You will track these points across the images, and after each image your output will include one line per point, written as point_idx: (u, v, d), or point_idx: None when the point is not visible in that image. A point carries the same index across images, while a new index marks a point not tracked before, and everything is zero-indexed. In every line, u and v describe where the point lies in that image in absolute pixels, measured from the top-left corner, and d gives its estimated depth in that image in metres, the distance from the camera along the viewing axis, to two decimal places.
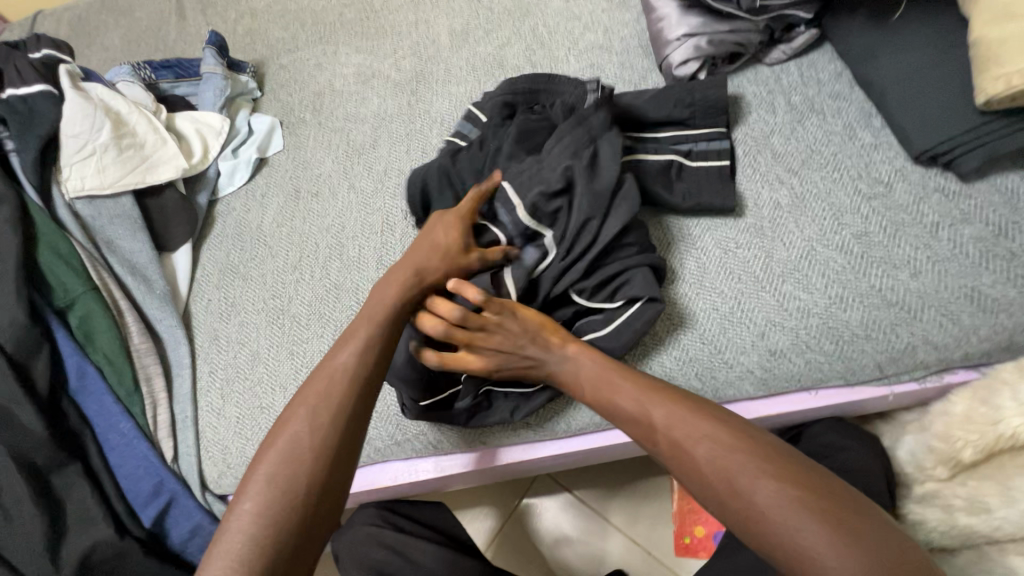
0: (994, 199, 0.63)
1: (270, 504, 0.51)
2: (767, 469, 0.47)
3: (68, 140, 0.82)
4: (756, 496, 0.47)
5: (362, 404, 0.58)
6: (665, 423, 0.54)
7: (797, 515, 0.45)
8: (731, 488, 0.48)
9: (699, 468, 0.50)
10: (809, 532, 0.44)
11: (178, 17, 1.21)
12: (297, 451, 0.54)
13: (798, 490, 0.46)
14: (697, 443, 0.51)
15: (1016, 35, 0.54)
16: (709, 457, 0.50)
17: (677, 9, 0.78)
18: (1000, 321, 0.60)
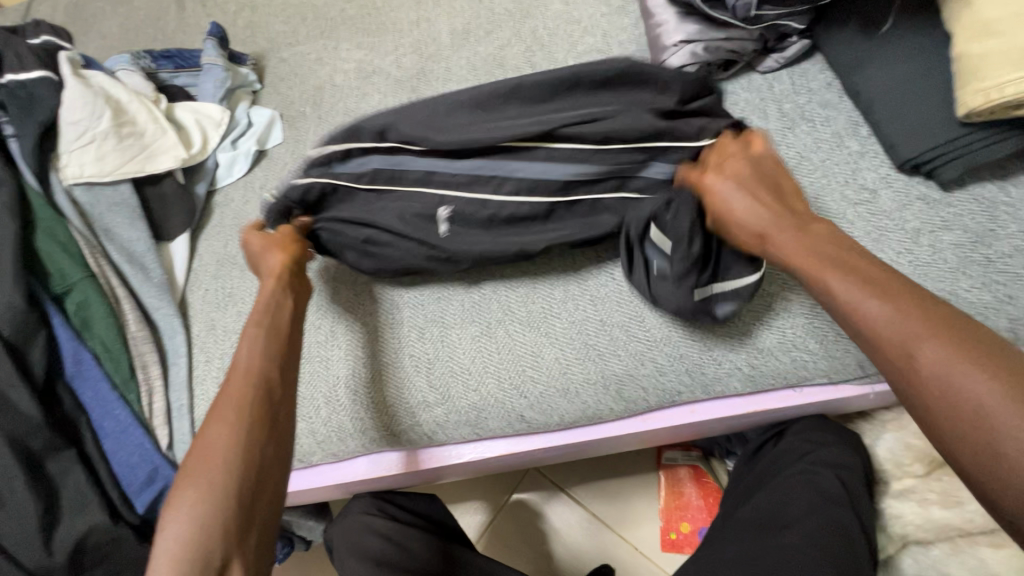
0: (973, 208, 0.66)
1: (189, 509, 0.46)
2: (937, 329, 0.42)
3: (68, 127, 0.82)
4: (1008, 444, 0.37)
5: (262, 393, 0.53)
6: (920, 351, 0.42)
7: (977, 378, 0.39)
8: (979, 428, 0.38)
9: (869, 327, 0.45)
10: (989, 397, 0.38)
11: (177, 8, 1.21)
12: (206, 463, 0.48)
13: (974, 355, 0.40)
14: (869, 302, 0.45)
15: (996, 51, 0.57)
16: (881, 320, 0.44)
17: (675, 16, 0.80)
18: (976, 324, 0.63)
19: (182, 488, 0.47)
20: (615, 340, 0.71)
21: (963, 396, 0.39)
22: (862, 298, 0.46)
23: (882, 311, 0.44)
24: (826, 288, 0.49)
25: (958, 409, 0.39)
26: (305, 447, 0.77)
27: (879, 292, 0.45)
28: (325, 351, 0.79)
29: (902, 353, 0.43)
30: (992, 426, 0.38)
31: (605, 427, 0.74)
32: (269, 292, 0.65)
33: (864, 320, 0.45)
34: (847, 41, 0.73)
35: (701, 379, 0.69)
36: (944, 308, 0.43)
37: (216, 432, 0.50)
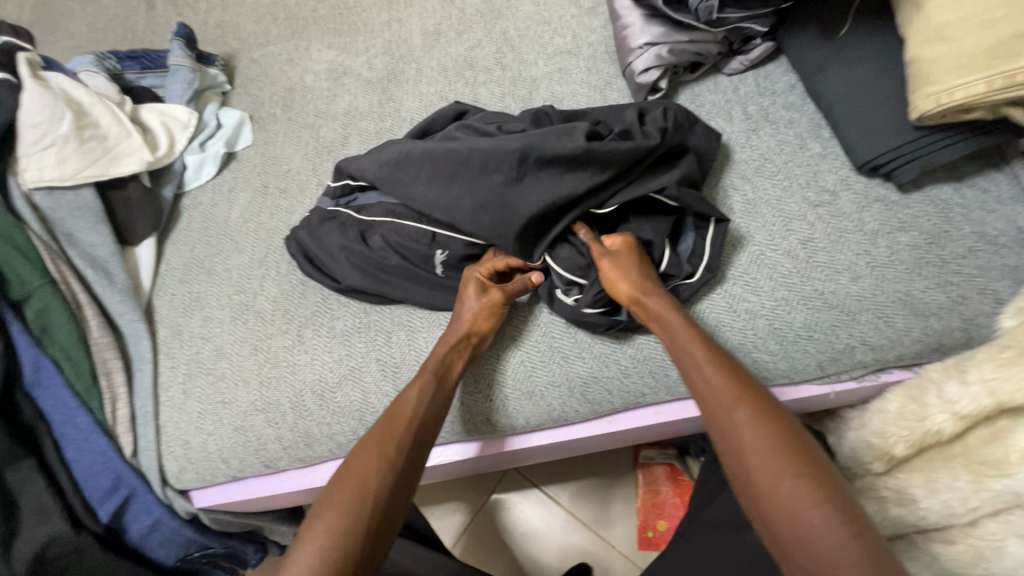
0: (929, 209, 0.67)
1: (329, 530, 0.55)
2: (786, 449, 0.52)
3: (26, 130, 0.80)
4: (781, 492, 0.50)
5: (418, 438, 0.63)
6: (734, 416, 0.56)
7: (790, 484, 0.50)
8: (756, 478, 0.52)
9: (738, 446, 0.54)
10: (822, 524, 0.47)
11: (146, 7, 1.19)
12: (360, 489, 0.58)
13: (814, 477, 0.50)
14: (740, 411, 0.56)
15: (947, 56, 0.57)
16: (745, 432, 0.54)
17: (640, 17, 0.80)
18: (931, 324, 0.64)
19: (328, 513, 0.57)
20: (580, 341, 0.71)
21: (802, 517, 0.48)
22: (735, 405, 0.56)
23: (750, 428, 0.54)
24: (708, 385, 0.59)
25: (792, 521, 0.49)
26: (272, 453, 0.77)
27: (745, 403, 0.56)
28: (292, 357, 0.78)
29: (760, 473, 0.52)
30: (812, 541, 0.47)
31: (571, 429, 0.74)
32: (437, 357, 0.67)
33: (734, 433, 0.55)
34: (808, 44, 0.74)
35: (665, 381, 0.70)
36: (794, 429, 0.54)
37: (362, 464, 0.60)
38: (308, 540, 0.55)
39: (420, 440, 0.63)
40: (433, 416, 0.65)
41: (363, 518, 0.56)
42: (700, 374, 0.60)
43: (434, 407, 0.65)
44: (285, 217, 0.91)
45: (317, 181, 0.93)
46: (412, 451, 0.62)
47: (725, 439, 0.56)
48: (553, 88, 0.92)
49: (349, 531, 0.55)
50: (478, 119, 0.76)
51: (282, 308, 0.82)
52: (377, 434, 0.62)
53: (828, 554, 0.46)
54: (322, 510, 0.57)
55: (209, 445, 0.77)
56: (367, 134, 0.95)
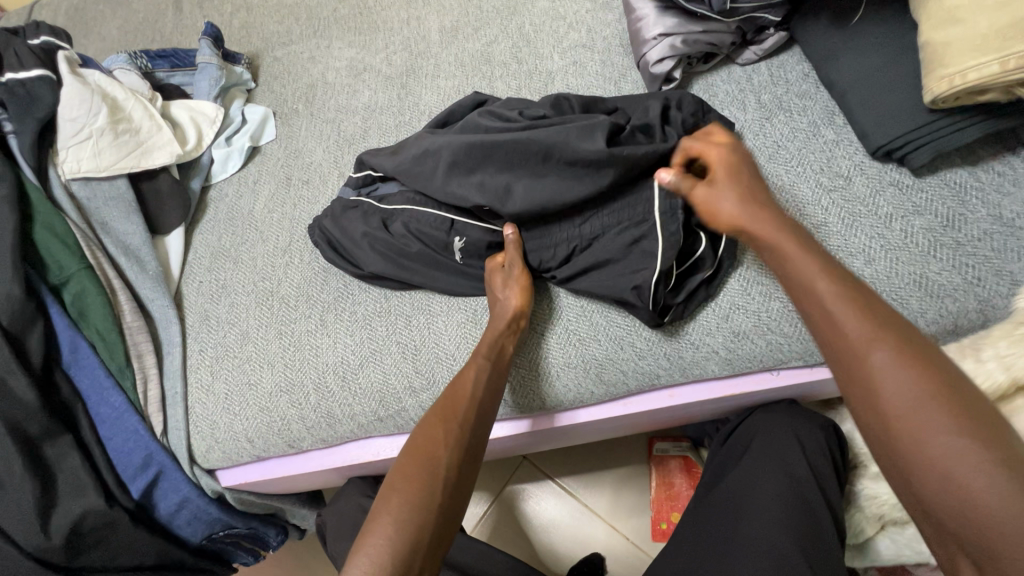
0: (943, 193, 0.68)
1: (410, 506, 0.54)
2: (946, 395, 0.40)
3: (66, 123, 0.84)
4: (932, 441, 0.39)
5: (476, 420, 0.63)
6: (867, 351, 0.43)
7: (941, 424, 0.39)
8: (909, 427, 0.40)
9: (884, 395, 0.42)
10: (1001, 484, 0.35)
11: (175, 10, 1.23)
12: (431, 464, 0.58)
13: (978, 427, 0.38)
14: (881, 350, 0.43)
15: (959, 38, 0.58)
16: (890, 378, 0.42)
17: (654, 10, 0.82)
18: (946, 305, 0.64)
19: (403, 485, 0.56)
20: (595, 324, 0.73)
21: (961, 462, 0.37)
22: (871, 344, 0.43)
23: (891, 367, 0.42)
24: (834, 331, 0.46)
25: (959, 488, 0.37)
26: (294, 433, 0.79)
27: (887, 342, 0.43)
28: (315, 340, 0.81)
29: (909, 423, 0.40)
30: (982, 505, 0.36)
31: (587, 411, 0.76)
32: (488, 343, 0.68)
33: (868, 380, 0.43)
34: (820, 32, 0.75)
35: (679, 363, 0.70)
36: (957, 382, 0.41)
37: (429, 440, 0.60)
38: (389, 516, 0.54)
39: (482, 418, 0.64)
40: (491, 397, 0.66)
41: (436, 492, 0.56)
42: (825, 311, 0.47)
43: (492, 388, 0.66)
44: (307, 207, 0.93)
45: (338, 173, 0.95)
46: (474, 428, 0.62)
47: (853, 388, 0.44)
48: (567, 80, 0.94)
49: (426, 502, 0.55)
50: (504, 106, 0.78)
51: (304, 293, 0.85)
52: (440, 415, 0.62)
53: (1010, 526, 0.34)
54: (390, 490, 0.56)
55: (236, 425, 0.80)
56: (386, 127, 0.98)
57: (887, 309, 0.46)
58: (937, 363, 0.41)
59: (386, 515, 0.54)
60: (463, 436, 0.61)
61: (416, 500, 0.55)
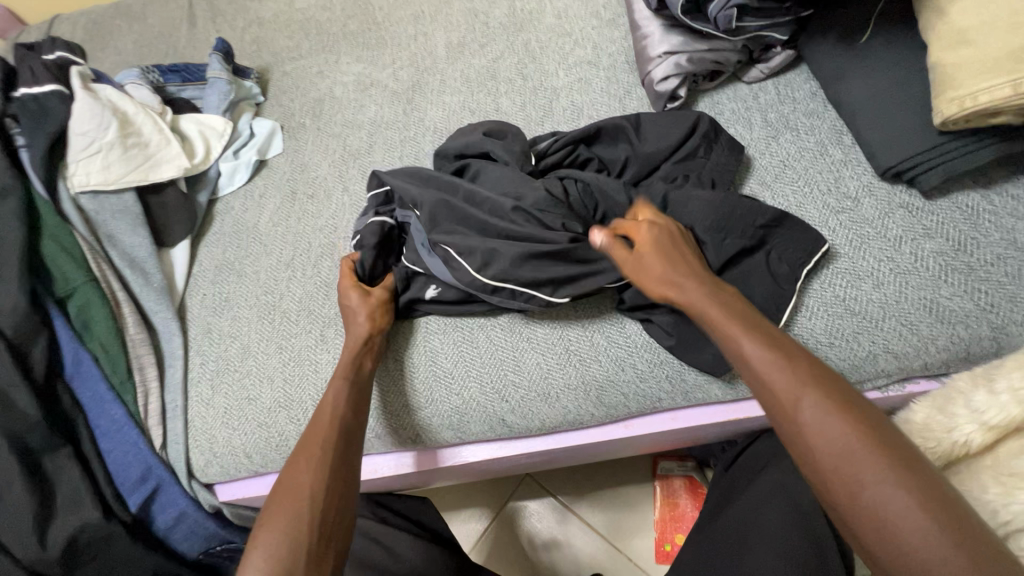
0: (955, 216, 0.66)
1: (284, 532, 0.55)
2: (878, 451, 0.44)
3: (76, 137, 0.85)
4: (877, 500, 0.43)
5: (343, 440, 0.63)
6: (813, 414, 0.47)
7: (883, 483, 0.43)
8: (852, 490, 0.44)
9: (814, 446, 0.46)
10: (932, 538, 0.40)
11: (189, 24, 1.26)
12: (300, 488, 0.58)
13: (914, 484, 0.42)
14: (811, 407, 0.47)
15: (971, 59, 0.57)
16: (822, 432, 0.46)
17: (660, 27, 0.82)
18: (957, 332, 0.63)
19: (275, 514, 0.56)
20: (596, 344, 0.71)
21: (895, 513, 0.42)
22: (805, 399, 0.48)
23: (830, 428, 0.46)
24: (769, 380, 0.50)
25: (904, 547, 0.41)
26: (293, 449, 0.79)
27: (818, 392, 0.48)
28: (315, 355, 0.81)
29: (845, 478, 0.44)
30: (914, 555, 0.41)
31: (584, 432, 0.75)
32: (346, 362, 0.70)
33: (808, 435, 0.47)
34: (827, 51, 0.74)
35: (681, 386, 0.69)
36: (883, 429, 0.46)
37: (303, 463, 0.60)
38: (265, 544, 0.54)
39: (349, 440, 0.64)
40: (355, 415, 0.66)
41: (306, 514, 0.56)
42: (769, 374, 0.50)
43: (354, 406, 0.67)
44: (311, 221, 0.94)
45: (343, 187, 0.96)
46: (344, 449, 0.63)
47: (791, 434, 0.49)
48: (572, 97, 0.93)
49: (295, 527, 0.55)
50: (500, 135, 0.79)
51: (307, 308, 0.85)
52: (310, 437, 0.63)
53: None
54: (267, 520, 0.56)
55: (234, 440, 0.80)
56: (391, 142, 0.98)
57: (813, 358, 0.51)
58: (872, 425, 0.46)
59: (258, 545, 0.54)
60: (337, 458, 0.61)
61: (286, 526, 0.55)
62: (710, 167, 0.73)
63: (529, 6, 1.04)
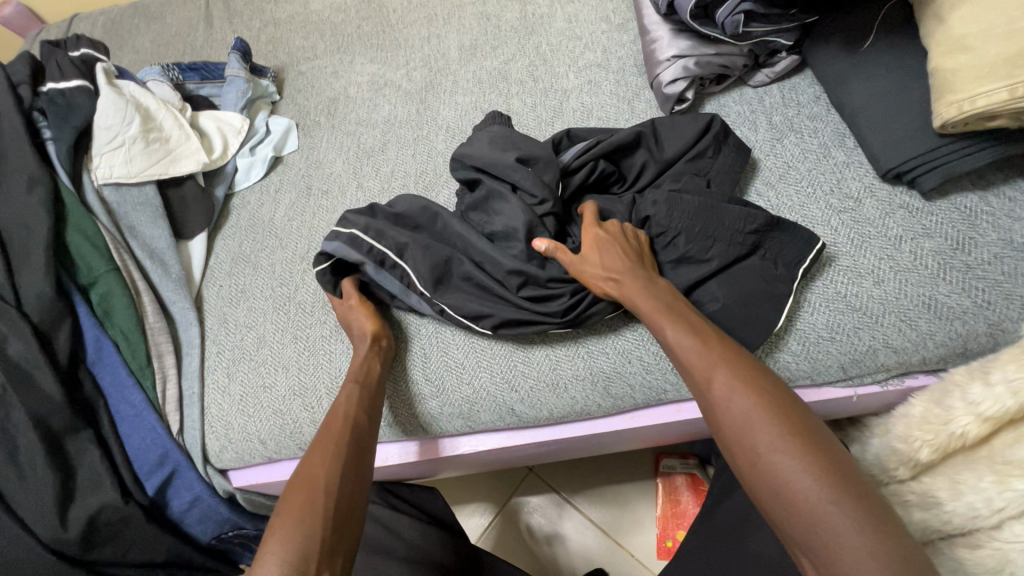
0: (954, 216, 0.68)
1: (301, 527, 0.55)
2: (772, 413, 0.50)
3: (101, 132, 0.88)
4: (769, 456, 0.48)
5: (357, 442, 0.65)
6: (721, 387, 0.54)
7: (775, 441, 0.49)
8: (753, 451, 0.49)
9: (721, 414, 0.53)
10: (811, 482, 0.46)
11: (206, 24, 1.29)
12: (317, 485, 0.59)
13: (800, 441, 0.48)
14: (721, 379, 0.54)
15: (969, 65, 0.59)
16: (728, 399, 0.53)
17: (669, 32, 0.84)
18: (955, 328, 0.65)
19: (292, 508, 0.57)
20: (604, 337, 0.73)
21: (775, 464, 0.48)
22: (715, 374, 0.55)
23: (733, 395, 0.53)
24: (685, 362, 0.58)
25: (786, 490, 0.47)
26: (306, 436, 0.81)
27: (727, 368, 0.55)
28: (329, 346, 0.83)
29: (745, 439, 0.50)
30: (797, 499, 0.46)
31: (591, 423, 0.77)
32: (354, 367, 0.72)
33: (720, 404, 0.53)
34: (831, 56, 0.76)
35: (687, 379, 0.71)
36: (787, 400, 0.52)
37: (318, 461, 0.62)
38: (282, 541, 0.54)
39: (362, 442, 0.66)
40: (368, 419, 0.68)
41: (323, 510, 0.57)
42: (683, 354, 0.58)
43: (368, 411, 0.69)
44: (326, 216, 0.96)
45: (357, 183, 0.98)
46: (358, 453, 0.64)
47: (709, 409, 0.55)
48: (582, 99, 0.96)
49: (311, 522, 0.56)
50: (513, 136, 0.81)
51: (321, 300, 0.87)
52: (326, 437, 0.65)
53: (813, 509, 0.45)
54: (280, 520, 0.56)
55: (249, 426, 0.82)
56: (404, 141, 1.00)
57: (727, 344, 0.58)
58: (771, 394, 0.52)
59: (275, 537, 0.55)
60: (350, 461, 0.63)
61: (303, 520, 0.56)
62: (717, 168, 0.76)
63: (540, 10, 1.07)
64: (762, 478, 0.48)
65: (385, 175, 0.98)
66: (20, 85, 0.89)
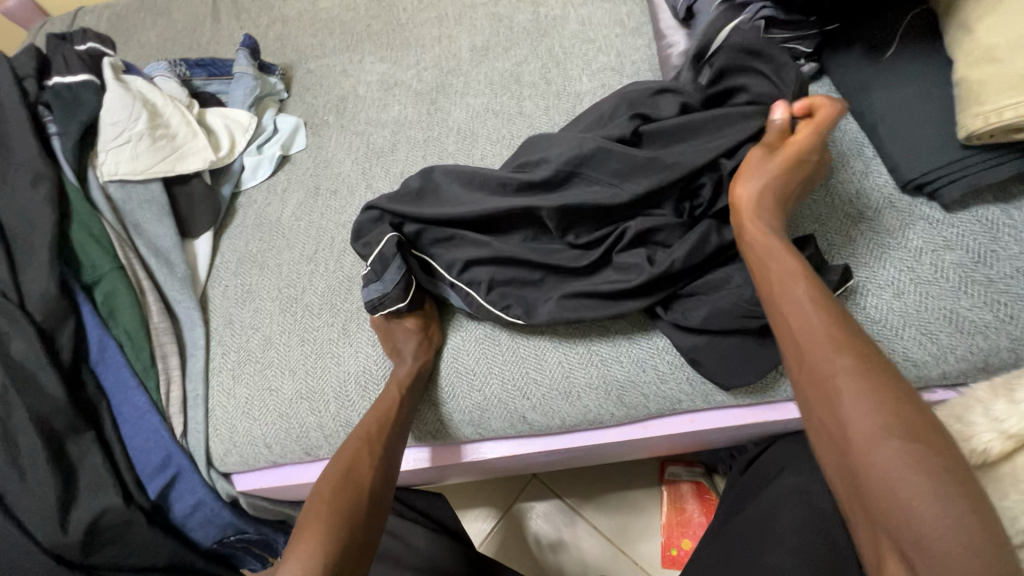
0: (975, 228, 0.67)
1: (324, 535, 0.56)
2: (890, 403, 0.46)
3: (107, 127, 0.87)
4: (876, 449, 0.45)
5: (392, 441, 0.67)
6: (833, 368, 0.50)
7: (887, 436, 0.45)
8: (856, 443, 0.46)
9: (832, 394, 0.49)
10: (918, 483, 0.42)
11: (213, 20, 1.27)
12: (356, 483, 0.62)
13: (918, 438, 0.44)
14: (839, 359, 0.50)
15: (996, 76, 0.59)
16: (837, 384, 0.49)
17: (686, 37, 0.85)
18: (976, 342, 0.64)
19: (333, 500, 0.60)
20: (618, 345, 0.72)
21: (880, 457, 0.44)
22: (836, 353, 0.50)
23: (849, 378, 0.48)
24: (804, 335, 0.53)
25: (892, 487, 0.43)
26: (313, 441, 0.79)
27: (851, 351, 0.50)
28: (337, 349, 0.82)
29: (850, 427, 0.47)
30: (903, 499, 0.43)
31: (602, 432, 0.76)
32: (403, 367, 0.72)
33: (828, 384, 0.50)
34: (852, 63, 0.75)
35: (701, 389, 0.70)
36: (903, 390, 0.48)
37: (357, 458, 0.65)
38: (308, 544, 0.56)
39: (396, 443, 0.68)
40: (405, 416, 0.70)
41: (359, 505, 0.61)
42: (801, 325, 0.54)
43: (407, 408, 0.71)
44: (334, 216, 0.95)
45: (366, 184, 0.97)
46: (392, 453, 0.67)
47: (809, 384, 0.52)
48: (596, 103, 0.95)
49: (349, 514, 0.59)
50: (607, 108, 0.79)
51: (329, 302, 0.86)
52: (365, 433, 0.67)
53: (918, 509, 0.42)
54: (318, 505, 0.60)
55: (254, 430, 0.81)
56: (415, 141, 0.99)
57: (862, 329, 0.52)
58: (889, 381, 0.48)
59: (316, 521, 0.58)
60: (385, 460, 0.66)
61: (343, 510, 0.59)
62: None
63: (553, 12, 1.06)
64: (865, 472, 0.45)
65: (395, 176, 0.96)
66: (26, 79, 0.87)
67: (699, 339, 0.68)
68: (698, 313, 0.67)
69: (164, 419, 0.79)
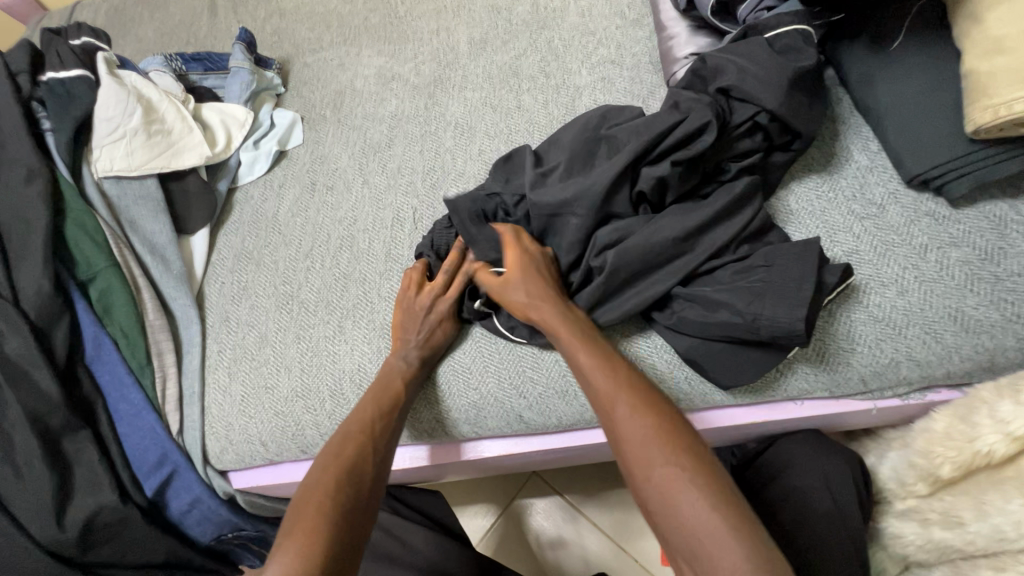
0: (982, 225, 0.66)
1: (321, 521, 0.55)
2: (667, 442, 0.53)
3: (102, 124, 0.86)
4: (671, 488, 0.50)
5: (387, 434, 0.67)
6: (621, 413, 0.57)
7: (675, 472, 0.51)
8: (654, 483, 0.51)
9: (624, 441, 0.55)
10: (699, 511, 0.48)
11: (210, 14, 1.26)
12: (354, 471, 0.61)
13: (696, 474, 0.50)
14: (620, 404, 0.57)
15: (1005, 68, 0.57)
16: (628, 427, 0.55)
17: (687, 29, 0.84)
18: (982, 342, 0.62)
19: (329, 486, 0.58)
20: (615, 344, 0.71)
21: (673, 495, 0.49)
22: (615, 398, 0.58)
23: (631, 422, 0.56)
24: (592, 386, 0.61)
25: (682, 520, 0.48)
26: (309, 439, 0.79)
27: (628, 398, 0.58)
28: (332, 346, 0.81)
29: (644, 468, 0.52)
30: (695, 529, 0.47)
31: (599, 431, 0.75)
32: (402, 363, 0.72)
33: (622, 430, 0.56)
34: (858, 55, 0.73)
35: (700, 389, 0.69)
36: (684, 431, 0.55)
37: (356, 447, 0.64)
38: (302, 530, 0.54)
39: (391, 438, 0.67)
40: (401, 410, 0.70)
41: (354, 492, 0.59)
42: (587, 375, 0.62)
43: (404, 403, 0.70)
44: (331, 213, 0.94)
45: (362, 180, 0.96)
46: (386, 445, 0.66)
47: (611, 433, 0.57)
48: (595, 96, 0.93)
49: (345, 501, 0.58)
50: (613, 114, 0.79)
51: (324, 299, 0.85)
52: (363, 423, 0.66)
53: (706, 536, 0.46)
54: (313, 491, 0.58)
55: (250, 428, 0.80)
56: (412, 136, 0.98)
57: (639, 378, 0.60)
58: (670, 425, 0.54)
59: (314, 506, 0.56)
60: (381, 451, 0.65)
61: (339, 497, 0.58)
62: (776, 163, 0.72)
63: (553, 4, 1.04)
64: (669, 511, 0.49)
65: (392, 171, 0.95)
66: (19, 74, 0.87)
67: (700, 339, 0.66)
68: (698, 313, 0.66)
69: (160, 417, 0.79)
